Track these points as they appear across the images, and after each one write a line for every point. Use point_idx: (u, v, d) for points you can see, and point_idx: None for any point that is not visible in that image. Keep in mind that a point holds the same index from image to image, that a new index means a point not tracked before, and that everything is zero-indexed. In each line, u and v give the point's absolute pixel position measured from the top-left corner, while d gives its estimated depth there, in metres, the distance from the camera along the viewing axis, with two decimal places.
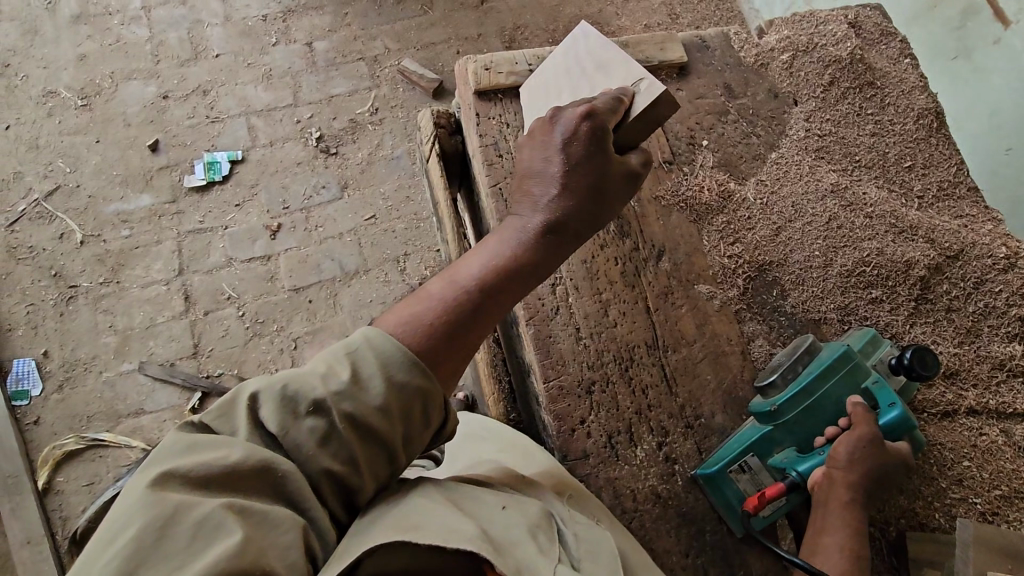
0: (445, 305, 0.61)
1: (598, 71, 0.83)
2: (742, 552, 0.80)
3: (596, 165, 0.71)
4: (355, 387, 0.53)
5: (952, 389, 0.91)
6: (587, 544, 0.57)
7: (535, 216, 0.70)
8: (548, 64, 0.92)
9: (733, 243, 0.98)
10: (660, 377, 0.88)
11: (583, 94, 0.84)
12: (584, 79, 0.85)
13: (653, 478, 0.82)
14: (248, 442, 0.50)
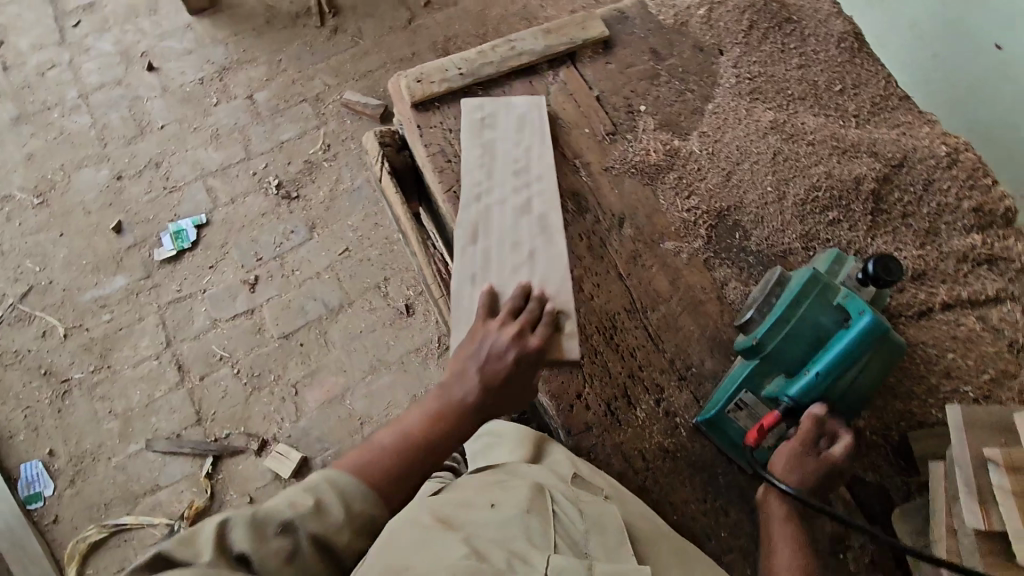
0: (396, 452, 0.68)
1: (538, 223, 0.95)
2: (757, 487, 0.83)
3: (530, 368, 0.78)
4: (318, 517, 0.60)
5: (924, 289, 0.95)
6: (586, 517, 0.65)
7: (473, 366, 0.75)
8: (502, 137, 1.01)
9: (689, 196, 1.00)
10: (645, 337, 0.90)
11: (526, 176, 0.98)
12: (528, 164, 0.99)
13: (658, 434, 0.84)
14: (215, 566, 0.53)
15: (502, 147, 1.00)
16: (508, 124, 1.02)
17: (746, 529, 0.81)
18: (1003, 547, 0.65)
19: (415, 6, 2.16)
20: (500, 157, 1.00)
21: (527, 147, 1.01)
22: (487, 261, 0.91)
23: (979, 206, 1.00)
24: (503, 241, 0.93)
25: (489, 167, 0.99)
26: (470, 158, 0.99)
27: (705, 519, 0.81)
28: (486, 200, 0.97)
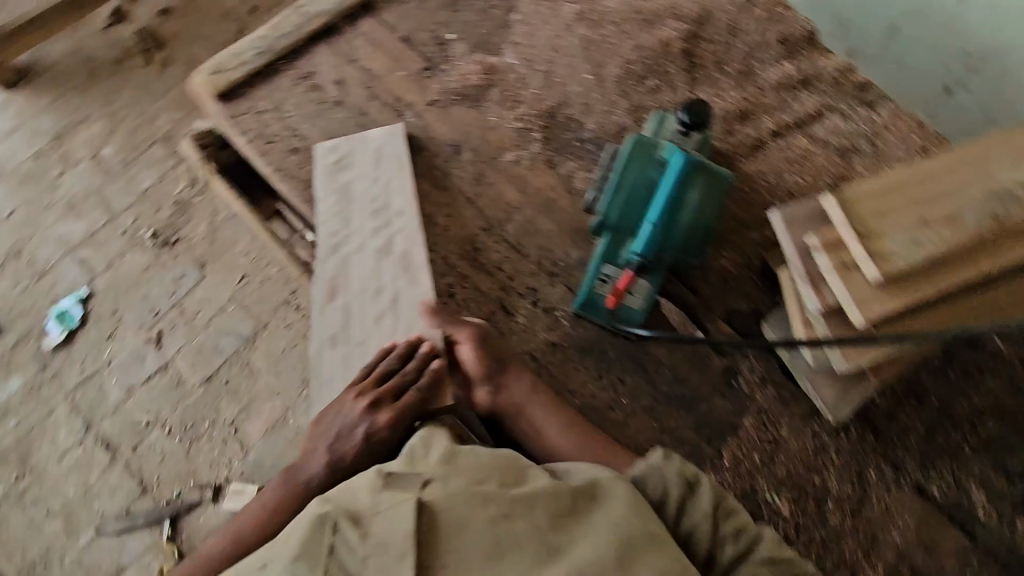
0: (261, 522, 0.76)
1: (401, 264, 0.90)
2: (645, 349, 0.87)
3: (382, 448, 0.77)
4: None
5: (752, 125, 0.99)
6: (376, 538, 0.55)
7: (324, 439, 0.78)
8: (354, 175, 0.95)
9: (517, 105, 1.00)
10: (508, 250, 0.92)
11: (384, 216, 0.93)
12: (385, 203, 0.94)
13: (542, 332, 0.87)
14: None
15: (361, 187, 0.94)
16: (365, 161, 0.96)
17: (645, 390, 0.86)
18: (845, 320, 0.71)
19: (241, 15, 2.07)
20: (358, 197, 0.94)
21: (382, 180, 0.95)
22: (349, 315, 0.88)
23: (782, 36, 1.05)
24: (369, 290, 0.89)
25: (347, 212, 0.93)
26: (325, 207, 0.93)
27: (606, 393, 0.85)
28: (348, 248, 0.91)
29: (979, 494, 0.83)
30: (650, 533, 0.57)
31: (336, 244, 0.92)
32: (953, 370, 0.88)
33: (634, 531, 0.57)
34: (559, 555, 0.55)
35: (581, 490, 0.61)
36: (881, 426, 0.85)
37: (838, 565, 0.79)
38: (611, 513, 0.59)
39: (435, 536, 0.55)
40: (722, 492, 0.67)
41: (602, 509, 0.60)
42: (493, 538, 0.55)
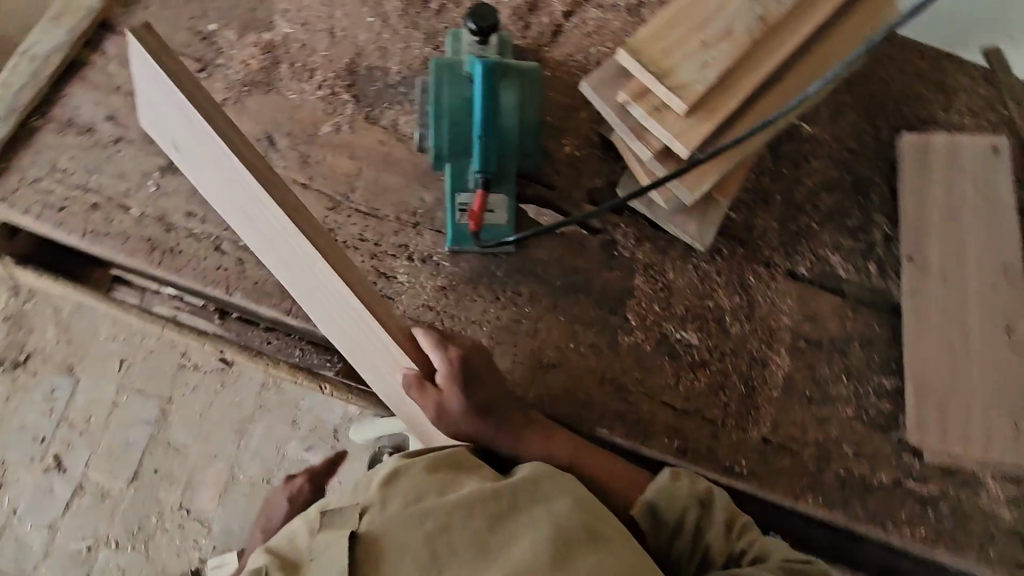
0: None
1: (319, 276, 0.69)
2: (527, 256, 0.90)
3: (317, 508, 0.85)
4: None
5: (545, 11, 1.00)
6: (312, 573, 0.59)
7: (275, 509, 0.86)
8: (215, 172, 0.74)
9: (312, 74, 0.95)
10: (363, 218, 0.89)
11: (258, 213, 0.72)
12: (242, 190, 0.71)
13: (428, 281, 0.87)
14: None
15: (268, 226, 0.73)
16: (250, 196, 0.70)
17: (542, 292, 0.89)
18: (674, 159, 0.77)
19: None
20: (267, 230, 0.73)
21: (274, 222, 0.70)
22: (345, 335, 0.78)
23: None
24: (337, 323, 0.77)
25: (273, 246, 0.76)
26: (250, 231, 0.78)
27: (509, 310, 0.88)
28: (291, 276, 0.77)
29: (835, 258, 0.96)
30: (582, 525, 0.60)
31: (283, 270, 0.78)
32: (782, 167, 1.00)
33: (570, 523, 0.60)
34: (496, 558, 0.58)
35: (520, 488, 0.63)
36: (744, 237, 0.95)
37: (753, 365, 0.89)
38: (545, 508, 0.62)
39: (376, 559, 0.59)
40: (734, 506, 0.72)
41: (542, 504, 0.62)
42: (432, 548, 0.59)
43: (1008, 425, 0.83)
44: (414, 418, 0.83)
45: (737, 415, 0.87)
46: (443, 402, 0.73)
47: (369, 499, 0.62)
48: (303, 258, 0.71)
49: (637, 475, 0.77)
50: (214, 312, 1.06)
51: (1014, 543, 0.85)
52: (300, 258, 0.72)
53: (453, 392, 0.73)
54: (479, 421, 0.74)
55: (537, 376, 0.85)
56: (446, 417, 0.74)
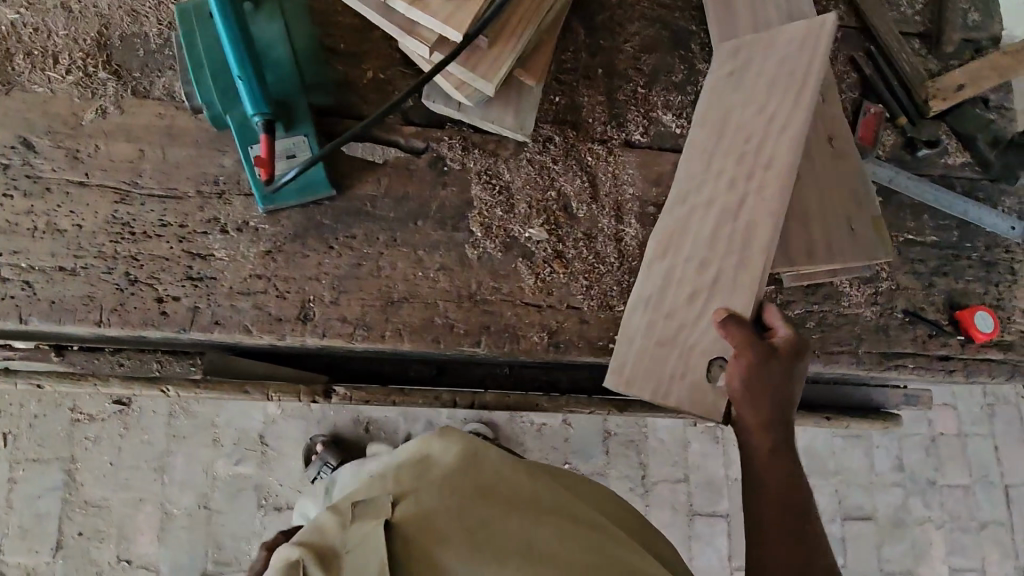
0: None
1: (744, 243, 0.80)
2: (353, 196, 0.85)
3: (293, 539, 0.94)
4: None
5: None
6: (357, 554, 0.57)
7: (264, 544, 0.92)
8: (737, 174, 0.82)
9: (57, 58, 0.83)
10: (158, 202, 0.81)
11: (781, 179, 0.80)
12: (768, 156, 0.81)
13: (250, 250, 0.81)
14: None
15: (704, 121, 0.87)
16: (734, 132, 0.84)
17: (377, 228, 0.85)
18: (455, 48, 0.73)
19: None
20: (719, 165, 0.85)
21: (779, 164, 0.80)
22: (671, 278, 0.83)
23: None
24: (682, 274, 0.82)
25: (729, 200, 0.82)
26: (699, 138, 0.87)
27: (347, 255, 0.83)
28: (670, 227, 0.85)
29: (667, 117, 0.96)
30: None
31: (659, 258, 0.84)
32: (599, 39, 0.97)
33: None
34: None
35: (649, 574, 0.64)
36: (573, 119, 0.93)
37: (607, 242, 0.89)
38: None
39: (404, 545, 0.59)
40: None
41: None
42: (454, 541, 0.61)
43: (844, 227, 0.85)
44: (692, 375, 0.80)
45: (601, 295, 0.86)
46: (767, 362, 0.75)
47: (408, 486, 0.66)
48: (696, 209, 0.84)
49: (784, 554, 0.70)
50: (51, 349, 0.89)
51: (872, 338, 0.91)
52: (713, 250, 0.82)
53: (784, 362, 0.76)
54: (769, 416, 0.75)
55: (390, 314, 0.82)
56: (760, 364, 0.74)
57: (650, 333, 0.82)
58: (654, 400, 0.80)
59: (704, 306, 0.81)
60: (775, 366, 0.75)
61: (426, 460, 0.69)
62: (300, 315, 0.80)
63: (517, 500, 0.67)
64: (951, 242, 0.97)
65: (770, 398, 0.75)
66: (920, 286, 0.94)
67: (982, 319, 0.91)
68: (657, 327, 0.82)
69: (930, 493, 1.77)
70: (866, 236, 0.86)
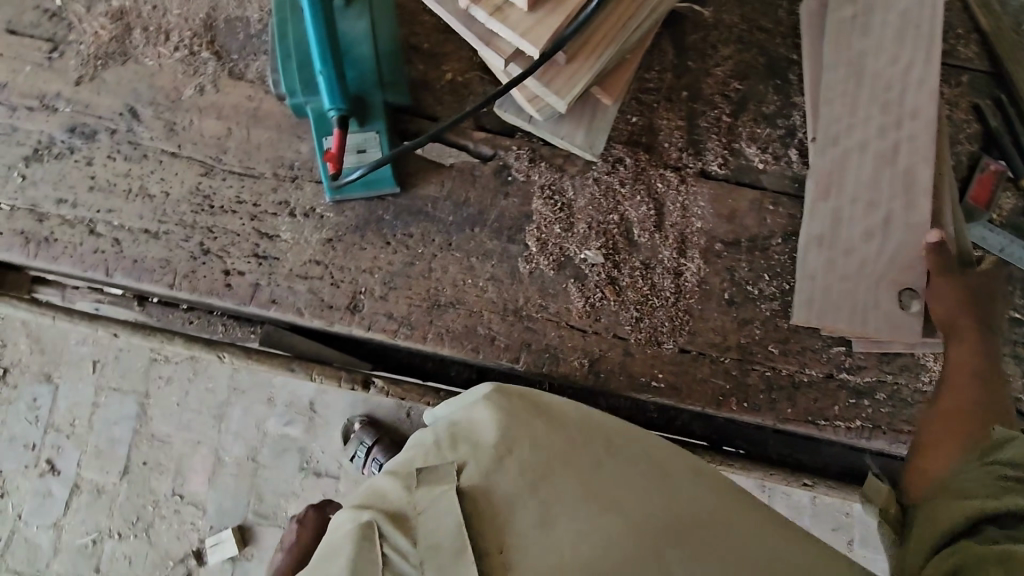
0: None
1: (906, 182, 0.80)
2: (416, 195, 0.86)
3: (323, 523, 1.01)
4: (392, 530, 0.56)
5: None
6: (430, 518, 0.55)
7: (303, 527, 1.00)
8: (878, 100, 0.82)
9: (169, 35, 0.89)
10: (238, 179, 0.85)
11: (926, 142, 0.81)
12: (900, 108, 0.82)
13: (314, 236, 0.84)
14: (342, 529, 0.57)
15: (837, 66, 0.84)
16: (872, 92, 0.82)
17: (434, 230, 0.85)
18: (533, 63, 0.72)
19: None
20: (861, 134, 0.82)
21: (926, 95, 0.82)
22: (838, 221, 0.81)
23: None
24: (851, 213, 0.81)
25: (882, 157, 0.81)
26: (833, 82, 0.84)
27: (402, 253, 0.84)
28: (823, 173, 0.82)
29: (751, 150, 0.91)
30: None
31: (819, 202, 0.82)
32: (688, 60, 0.94)
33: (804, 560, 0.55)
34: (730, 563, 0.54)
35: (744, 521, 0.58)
36: (648, 141, 0.90)
37: (665, 274, 0.85)
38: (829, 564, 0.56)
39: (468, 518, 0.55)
40: None
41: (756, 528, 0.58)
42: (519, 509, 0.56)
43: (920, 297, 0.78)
44: (857, 327, 0.78)
45: (650, 329, 0.83)
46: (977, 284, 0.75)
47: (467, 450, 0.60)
48: (851, 154, 0.82)
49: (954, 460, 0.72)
50: (134, 298, 0.96)
51: None
52: (878, 193, 0.81)
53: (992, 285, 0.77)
54: (953, 292, 0.75)
55: (434, 317, 0.82)
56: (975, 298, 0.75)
57: (830, 268, 0.80)
58: (848, 327, 0.78)
59: (878, 244, 0.79)
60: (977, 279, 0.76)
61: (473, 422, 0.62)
62: (349, 305, 0.82)
63: (578, 443, 0.61)
64: None
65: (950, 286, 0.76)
66: (1019, 372, 0.84)
67: None
68: (817, 262, 0.81)
69: None
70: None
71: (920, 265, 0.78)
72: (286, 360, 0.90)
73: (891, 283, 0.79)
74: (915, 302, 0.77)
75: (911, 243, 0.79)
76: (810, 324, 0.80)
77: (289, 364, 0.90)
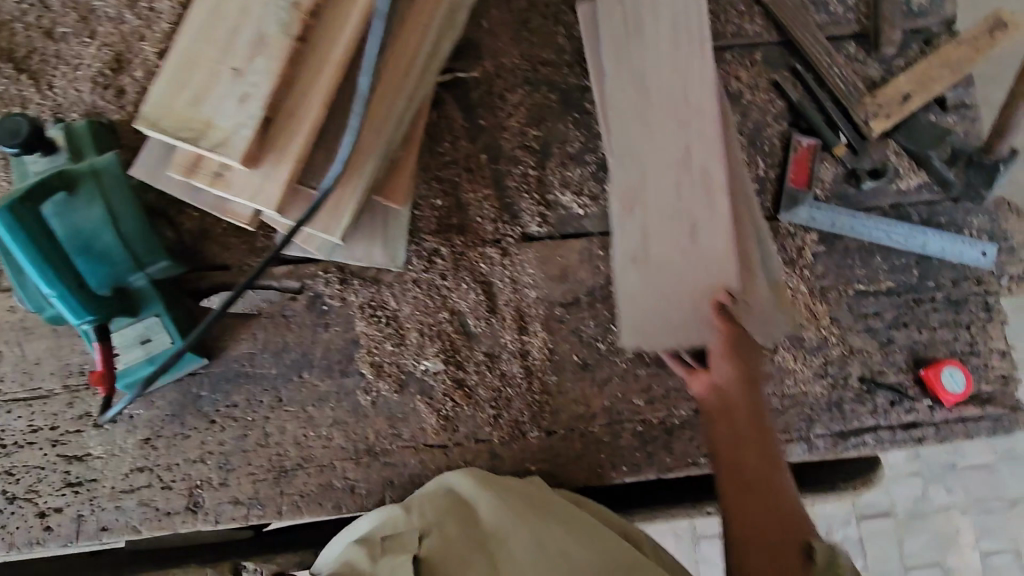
0: None
1: (705, 186, 0.77)
2: (227, 357, 0.78)
3: None
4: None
5: (132, 66, 0.82)
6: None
7: None
8: (661, 104, 0.78)
9: None
10: (24, 405, 0.76)
11: (715, 139, 0.77)
12: (685, 109, 0.77)
13: (129, 440, 0.76)
14: None
15: (619, 70, 0.79)
16: (655, 97, 0.78)
17: (259, 390, 0.78)
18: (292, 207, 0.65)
19: None
20: (654, 141, 0.78)
21: (708, 88, 0.77)
22: (647, 236, 0.77)
23: None
24: (658, 228, 0.77)
25: (677, 163, 0.77)
26: (615, 93, 0.78)
27: (231, 428, 0.77)
28: (625, 187, 0.78)
29: (566, 197, 0.85)
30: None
31: (625, 220, 0.78)
32: (479, 118, 0.86)
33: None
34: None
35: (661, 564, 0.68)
36: (459, 220, 0.83)
37: (512, 359, 0.80)
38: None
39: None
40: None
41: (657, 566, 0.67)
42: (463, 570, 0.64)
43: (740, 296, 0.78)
44: (687, 342, 0.77)
45: (511, 424, 0.79)
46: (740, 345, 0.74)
47: (431, 518, 0.67)
48: (647, 163, 0.78)
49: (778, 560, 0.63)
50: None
51: (826, 415, 0.82)
52: (681, 201, 0.77)
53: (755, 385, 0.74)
54: (732, 361, 0.73)
55: (283, 486, 0.76)
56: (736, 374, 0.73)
57: (650, 288, 0.77)
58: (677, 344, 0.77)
59: (690, 255, 0.76)
60: (746, 346, 0.74)
61: (444, 497, 0.69)
62: (188, 505, 0.75)
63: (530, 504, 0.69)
64: (909, 283, 0.85)
65: (741, 350, 0.74)
66: (877, 345, 0.84)
67: (951, 376, 0.81)
68: (638, 285, 0.77)
69: (952, 477, 1.45)
70: (762, 306, 0.79)
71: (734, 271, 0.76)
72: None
73: (710, 294, 0.76)
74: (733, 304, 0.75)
75: (723, 246, 0.76)
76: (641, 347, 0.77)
77: None
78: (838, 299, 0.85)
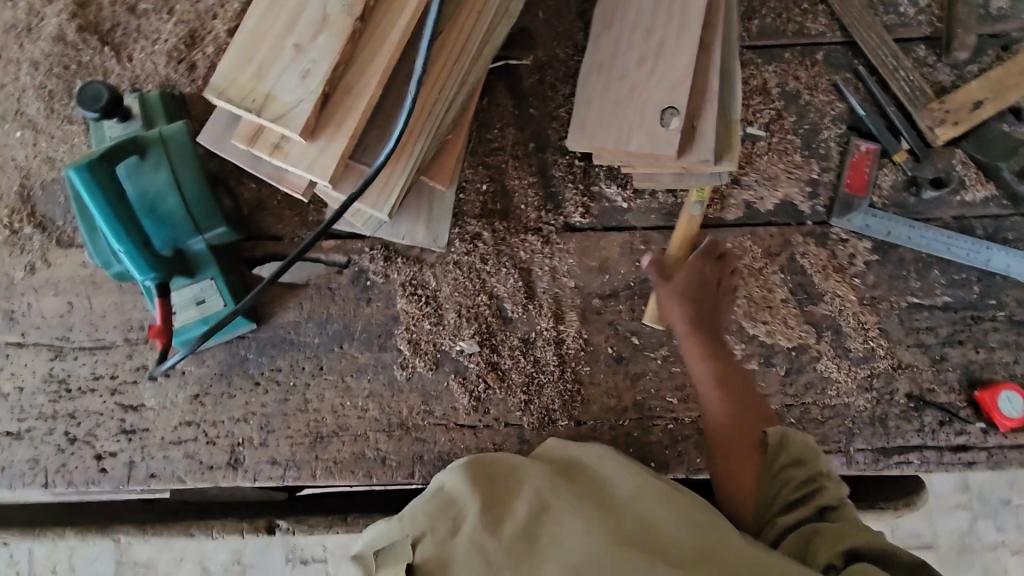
0: None
1: (678, 9, 0.76)
2: (275, 324, 0.82)
3: None
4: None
5: (205, 44, 0.86)
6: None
7: None
8: None
9: None
10: (89, 354, 0.81)
11: None
12: None
13: (180, 394, 0.80)
14: None
15: None
16: None
17: (303, 357, 0.81)
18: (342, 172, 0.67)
19: None
20: None
21: None
22: (615, 48, 0.79)
23: None
24: (626, 42, 0.78)
25: None
26: None
27: (274, 391, 0.81)
28: (609, 7, 0.81)
29: (611, 189, 0.85)
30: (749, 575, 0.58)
31: (601, 38, 0.81)
32: (530, 107, 0.87)
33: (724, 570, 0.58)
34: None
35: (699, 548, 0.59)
36: (504, 206, 0.84)
37: (546, 346, 0.81)
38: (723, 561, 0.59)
39: None
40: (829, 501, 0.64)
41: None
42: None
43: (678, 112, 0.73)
44: (623, 142, 0.75)
45: (542, 410, 0.80)
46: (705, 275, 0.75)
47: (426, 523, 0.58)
48: None
49: (749, 452, 0.69)
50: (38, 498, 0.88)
51: (869, 429, 0.79)
52: (655, 21, 0.77)
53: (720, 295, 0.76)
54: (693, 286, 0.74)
55: (318, 452, 0.79)
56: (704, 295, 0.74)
57: (605, 91, 0.78)
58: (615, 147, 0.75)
59: (648, 66, 0.76)
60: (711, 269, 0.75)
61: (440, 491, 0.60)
62: (230, 461, 0.79)
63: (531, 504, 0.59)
64: (968, 300, 0.82)
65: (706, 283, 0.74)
66: (928, 361, 0.80)
67: (1008, 401, 0.76)
68: (595, 90, 0.79)
69: (1004, 513, 1.37)
70: (710, 122, 0.72)
71: (684, 83, 0.73)
72: (184, 525, 0.83)
73: (656, 101, 0.74)
74: (675, 119, 0.72)
75: (682, 59, 0.74)
76: (580, 146, 0.77)
77: (189, 529, 0.82)
78: (888, 311, 0.81)
